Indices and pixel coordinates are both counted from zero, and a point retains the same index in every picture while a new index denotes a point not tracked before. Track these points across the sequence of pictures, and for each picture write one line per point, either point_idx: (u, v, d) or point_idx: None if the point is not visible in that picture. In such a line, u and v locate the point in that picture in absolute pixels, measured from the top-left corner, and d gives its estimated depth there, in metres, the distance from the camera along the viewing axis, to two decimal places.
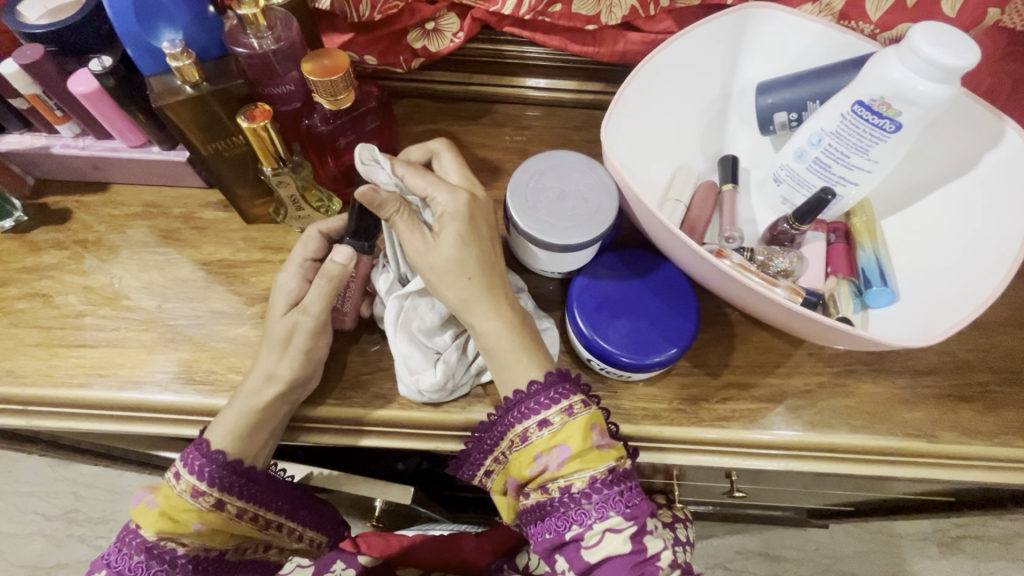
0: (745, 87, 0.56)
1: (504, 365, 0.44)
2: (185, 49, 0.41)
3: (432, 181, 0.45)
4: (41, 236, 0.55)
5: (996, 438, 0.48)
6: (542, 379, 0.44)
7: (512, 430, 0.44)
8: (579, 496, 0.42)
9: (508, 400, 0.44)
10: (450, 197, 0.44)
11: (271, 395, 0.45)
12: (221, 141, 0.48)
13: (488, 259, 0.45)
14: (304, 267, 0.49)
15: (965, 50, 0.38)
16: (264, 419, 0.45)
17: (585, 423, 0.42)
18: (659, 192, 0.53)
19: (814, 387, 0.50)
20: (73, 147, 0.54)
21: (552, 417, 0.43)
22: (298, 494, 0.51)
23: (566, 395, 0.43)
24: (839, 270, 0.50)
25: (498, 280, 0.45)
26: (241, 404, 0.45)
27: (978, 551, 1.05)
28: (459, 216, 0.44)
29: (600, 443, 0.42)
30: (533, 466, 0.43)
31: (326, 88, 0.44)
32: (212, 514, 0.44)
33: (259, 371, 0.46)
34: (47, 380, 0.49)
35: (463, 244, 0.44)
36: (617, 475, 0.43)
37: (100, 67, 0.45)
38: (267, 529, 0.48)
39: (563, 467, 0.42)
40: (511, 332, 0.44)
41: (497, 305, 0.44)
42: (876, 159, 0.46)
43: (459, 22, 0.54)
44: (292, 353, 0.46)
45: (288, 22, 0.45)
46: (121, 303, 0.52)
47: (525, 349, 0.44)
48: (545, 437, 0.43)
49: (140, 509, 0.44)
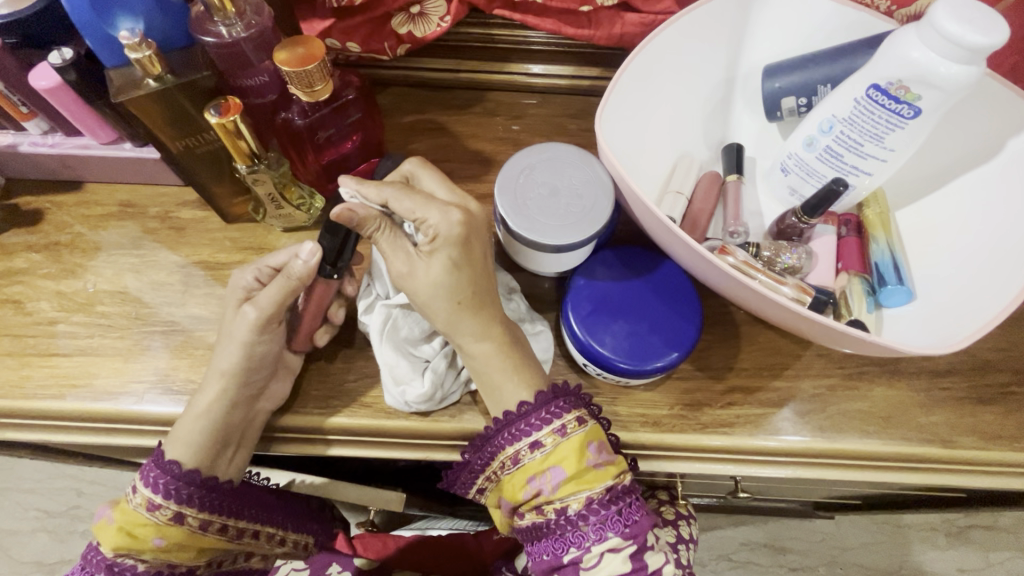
0: (751, 69, 0.53)
1: (494, 385, 0.42)
2: (144, 39, 0.38)
3: (420, 201, 0.40)
4: (14, 239, 0.53)
5: (1018, 443, 0.45)
6: (532, 400, 0.41)
7: (502, 452, 0.42)
8: (576, 518, 0.40)
9: (497, 421, 0.42)
10: (444, 218, 0.40)
11: (223, 396, 0.43)
12: (191, 137, 0.45)
13: (482, 279, 0.42)
14: (263, 271, 0.45)
15: (993, 27, 0.35)
16: (217, 424, 0.42)
17: (580, 442, 0.40)
18: (660, 184, 0.50)
19: (823, 391, 0.47)
20: (41, 145, 0.51)
21: (544, 439, 0.41)
22: (272, 499, 0.51)
23: (559, 414, 0.41)
24: (851, 266, 0.46)
25: (488, 299, 0.42)
26: (192, 410, 0.43)
27: (987, 541, 1.02)
28: (453, 240, 0.40)
29: (596, 462, 0.40)
30: (526, 490, 0.41)
31: (301, 78, 0.41)
32: (171, 528, 0.42)
33: (212, 370, 0.43)
34: (18, 392, 0.47)
35: (455, 269, 0.40)
36: (616, 493, 0.40)
37: (60, 59, 0.42)
38: (241, 539, 0.46)
39: (558, 490, 0.40)
40: (499, 351, 0.42)
41: (486, 324, 0.42)
42: (891, 147, 0.43)
43: (446, 5, 0.51)
44: (234, 350, 0.43)
45: (258, 7, 0.42)
46: (96, 309, 0.50)
47: (514, 369, 0.42)
48: (538, 459, 0.40)
49: (101, 526, 0.43)
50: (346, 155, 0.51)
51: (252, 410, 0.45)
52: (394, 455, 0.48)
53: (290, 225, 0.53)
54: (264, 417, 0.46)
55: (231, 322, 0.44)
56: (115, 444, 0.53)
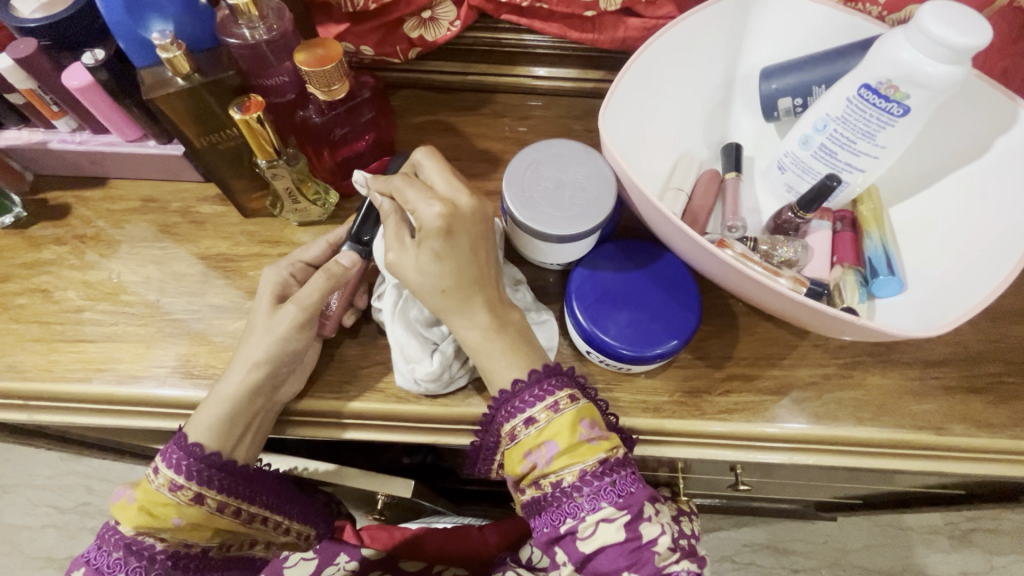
0: (749, 72, 0.55)
1: (484, 368, 0.44)
2: (174, 40, 0.41)
3: (414, 193, 0.42)
4: (42, 232, 0.55)
5: (1008, 431, 0.47)
6: (526, 378, 0.43)
7: (502, 428, 0.43)
8: (570, 489, 0.41)
9: (495, 400, 0.43)
10: (426, 210, 0.41)
11: (247, 384, 0.45)
12: (215, 134, 0.48)
13: (470, 268, 0.43)
14: (297, 267, 0.49)
15: (976, 29, 0.37)
16: (240, 410, 0.44)
17: (573, 419, 0.41)
18: (661, 181, 0.52)
19: (819, 379, 0.49)
20: (70, 142, 0.53)
21: (538, 415, 0.42)
22: (284, 488, 0.52)
23: (551, 391, 0.42)
24: (845, 259, 0.48)
25: (476, 287, 0.43)
26: (217, 397, 0.45)
27: (990, 545, 1.03)
28: (435, 231, 0.41)
29: (589, 437, 0.41)
30: (524, 463, 0.42)
31: (320, 78, 0.44)
32: (190, 507, 0.43)
33: (240, 358, 0.45)
34: (46, 375, 0.49)
35: (439, 260, 0.41)
36: (610, 465, 0.41)
37: (92, 60, 0.45)
38: (252, 522, 0.48)
39: (553, 463, 0.41)
40: (487, 337, 0.43)
41: (474, 312, 0.43)
42: (883, 144, 0.45)
43: (456, 11, 0.54)
44: (269, 342, 0.45)
45: (280, 12, 0.45)
46: (121, 298, 0.52)
47: (503, 351, 0.43)
48: (533, 435, 0.42)
49: (119, 505, 0.44)
50: (360, 154, 0.54)
51: (270, 400, 0.46)
52: (405, 440, 0.50)
53: (306, 221, 0.55)
54: (279, 408, 0.47)
55: (266, 315, 0.46)
56: (136, 429, 0.55)
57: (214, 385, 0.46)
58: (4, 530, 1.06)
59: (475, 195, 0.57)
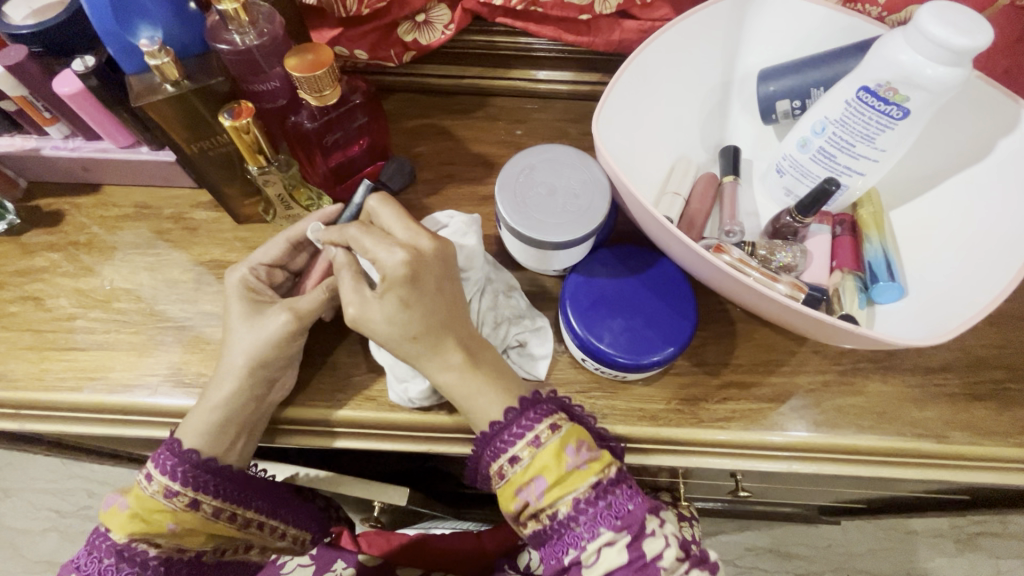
0: (746, 73, 0.54)
1: (464, 409, 0.43)
2: (163, 46, 0.41)
3: (371, 242, 0.42)
4: (35, 239, 0.55)
5: (1013, 439, 0.46)
6: (504, 417, 0.42)
7: (490, 467, 0.43)
8: (568, 520, 0.40)
9: (479, 438, 0.43)
10: (388, 258, 0.41)
11: (234, 391, 0.44)
12: (206, 140, 0.47)
13: (437, 317, 0.42)
14: (258, 270, 0.48)
15: (976, 29, 0.36)
16: (230, 413, 0.44)
17: (557, 448, 0.41)
18: (656, 185, 0.51)
19: (819, 386, 0.48)
20: (63, 148, 0.53)
21: (521, 453, 0.41)
22: (279, 491, 0.51)
23: (530, 427, 0.41)
24: (844, 264, 0.48)
25: (446, 331, 0.42)
26: (203, 407, 0.44)
27: (997, 549, 1.02)
28: (398, 282, 0.41)
29: (577, 463, 0.41)
30: (516, 501, 0.41)
31: (310, 83, 0.43)
32: (187, 513, 0.43)
33: (222, 371, 0.45)
34: (38, 383, 0.49)
35: (406, 306, 0.41)
36: (603, 487, 0.41)
37: (82, 66, 0.44)
38: (249, 529, 0.47)
39: (545, 498, 0.40)
40: (464, 378, 0.42)
41: (447, 355, 0.42)
42: (882, 147, 0.44)
43: (450, 14, 0.53)
44: (256, 342, 0.44)
45: (270, 16, 0.44)
46: (113, 305, 0.52)
47: (482, 390, 0.43)
48: (520, 472, 0.41)
49: (112, 512, 0.44)
50: (353, 158, 0.54)
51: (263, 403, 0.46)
52: (398, 447, 0.49)
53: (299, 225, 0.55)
54: (274, 407, 0.47)
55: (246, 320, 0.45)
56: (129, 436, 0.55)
57: (201, 395, 0.45)
58: (6, 534, 1.06)
59: (470, 199, 0.57)
